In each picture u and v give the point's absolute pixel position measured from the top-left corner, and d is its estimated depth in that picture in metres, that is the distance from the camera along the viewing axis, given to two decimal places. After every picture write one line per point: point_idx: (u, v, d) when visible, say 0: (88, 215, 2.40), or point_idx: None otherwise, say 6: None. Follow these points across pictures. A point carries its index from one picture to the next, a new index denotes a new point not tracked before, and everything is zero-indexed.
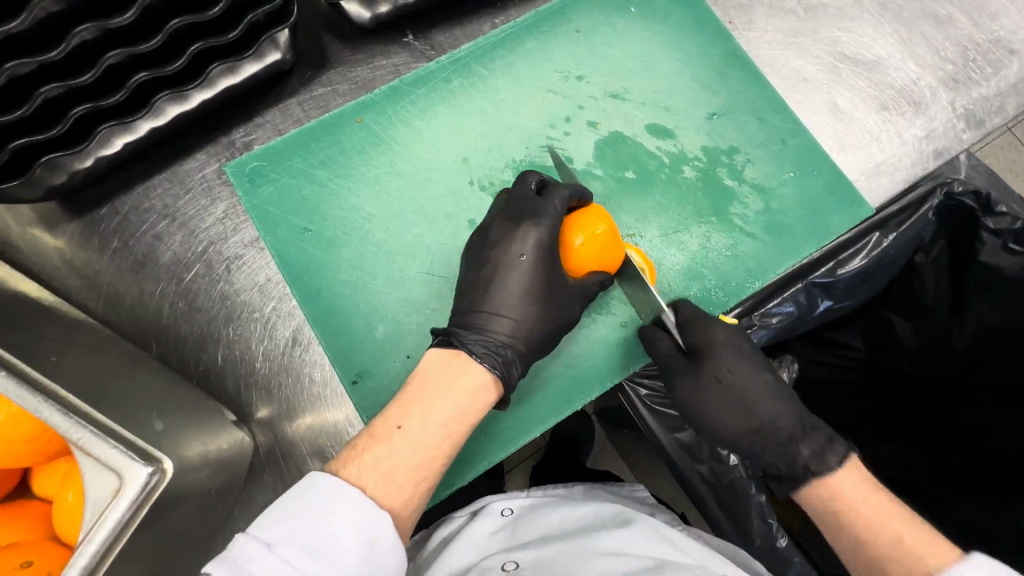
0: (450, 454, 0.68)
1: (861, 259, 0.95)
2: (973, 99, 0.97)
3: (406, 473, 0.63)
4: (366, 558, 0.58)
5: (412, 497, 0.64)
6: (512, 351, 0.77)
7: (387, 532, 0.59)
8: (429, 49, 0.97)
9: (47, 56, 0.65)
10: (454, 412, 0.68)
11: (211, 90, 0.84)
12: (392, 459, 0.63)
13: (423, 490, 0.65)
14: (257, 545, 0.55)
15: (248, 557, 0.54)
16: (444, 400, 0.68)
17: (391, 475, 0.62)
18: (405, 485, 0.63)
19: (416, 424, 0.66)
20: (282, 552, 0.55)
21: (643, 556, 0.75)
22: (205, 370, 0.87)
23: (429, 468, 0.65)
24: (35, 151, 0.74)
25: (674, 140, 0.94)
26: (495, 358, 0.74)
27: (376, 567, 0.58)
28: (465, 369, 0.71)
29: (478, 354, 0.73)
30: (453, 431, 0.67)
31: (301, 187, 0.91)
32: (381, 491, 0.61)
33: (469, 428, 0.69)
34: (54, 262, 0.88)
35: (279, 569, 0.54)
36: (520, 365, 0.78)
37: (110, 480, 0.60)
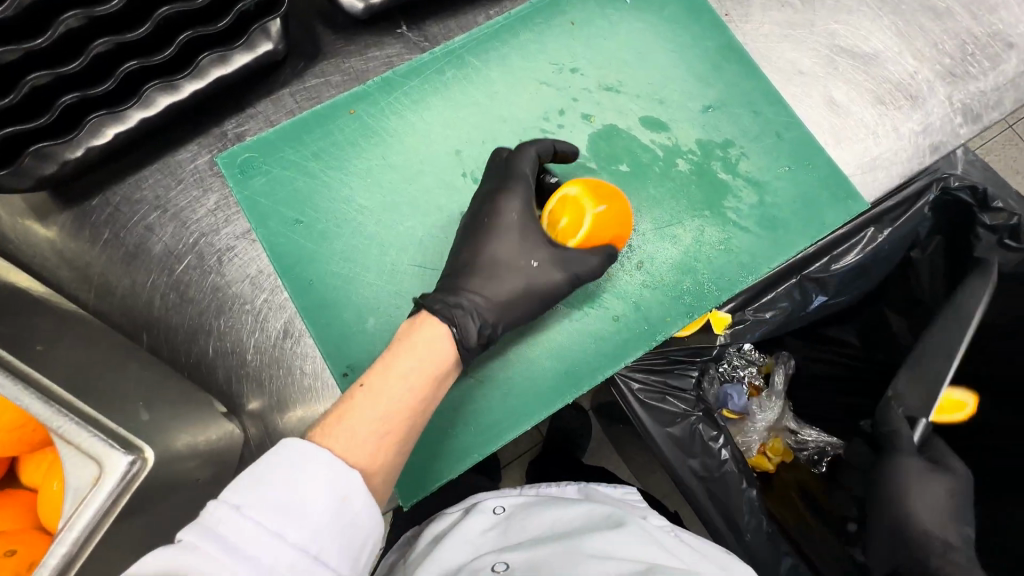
0: (416, 412, 0.68)
1: (856, 254, 0.96)
2: (971, 93, 0.96)
3: (370, 429, 0.64)
4: (339, 515, 0.58)
5: (380, 454, 0.64)
6: (470, 305, 0.77)
7: (357, 485, 0.59)
8: (423, 40, 0.96)
9: (34, 44, 0.65)
10: (414, 369, 0.69)
11: (202, 81, 0.82)
12: (353, 416, 0.64)
13: (391, 446, 0.65)
14: (226, 509, 0.55)
15: (217, 520, 0.54)
16: (405, 360, 0.70)
17: (353, 431, 0.63)
18: (369, 442, 0.63)
19: (380, 384, 0.67)
20: (253, 513, 0.55)
21: (630, 559, 0.75)
22: (196, 362, 0.87)
23: (394, 423, 0.66)
24: (23, 141, 0.73)
25: (668, 133, 0.93)
26: (450, 310, 0.75)
27: (349, 526, 0.58)
28: (423, 331, 0.73)
29: (437, 307, 0.75)
30: (416, 388, 0.69)
31: (294, 178, 0.91)
32: (346, 448, 0.62)
33: (432, 387, 0.71)
34: (45, 252, 0.87)
35: (250, 530, 0.54)
36: (478, 320, 0.77)
37: (88, 470, 0.58)
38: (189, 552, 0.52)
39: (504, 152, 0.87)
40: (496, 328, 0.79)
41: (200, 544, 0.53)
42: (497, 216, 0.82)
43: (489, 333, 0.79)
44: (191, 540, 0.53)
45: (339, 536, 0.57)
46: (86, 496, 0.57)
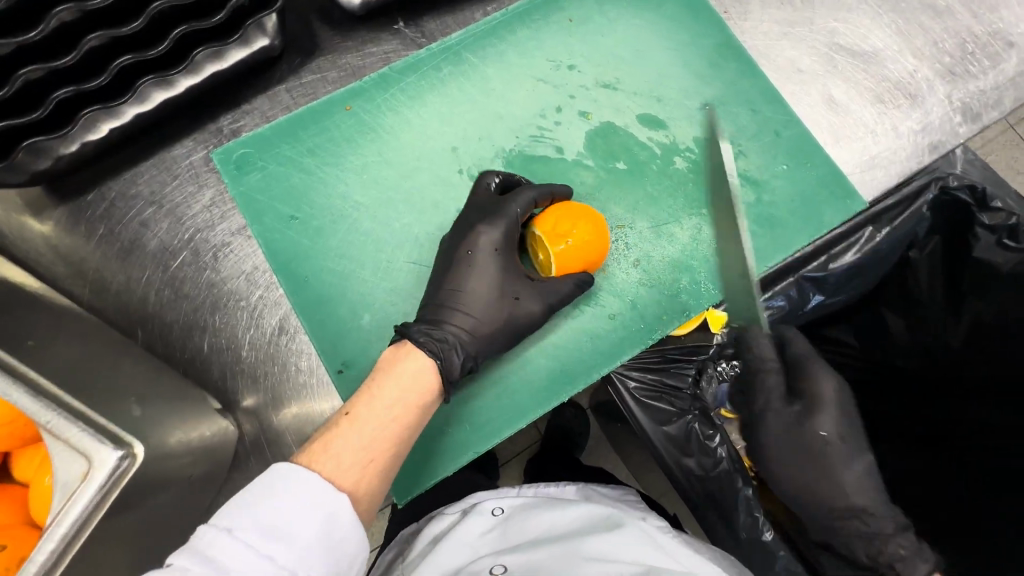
0: (402, 436, 0.69)
1: (854, 254, 0.95)
2: (971, 92, 0.96)
3: (354, 455, 0.65)
4: (327, 535, 0.59)
5: (366, 478, 0.65)
6: (454, 338, 0.77)
7: (344, 507, 0.61)
8: (420, 36, 0.95)
9: (26, 38, 0.65)
10: (398, 396, 0.70)
11: (198, 76, 0.82)
12: (338, 443, 0.66)
13: (375, 471, 0.66)
14: (217, 532, 0.56)
15: (208, 543, 0.55)
16: (390, 387, 0.70)
17: (337, 458, 0.65)
18: (353, 467, 0.65)
19: (364, 412, 0.68)
20: (245, 536, 0.56)
21: (631, 563, 0.76)
22: (191, 358, 0.87)
23: (377, 449, 0.67)
24: (16, 135, 0.73)
25: (666, 131, 0.93)
26: (437, 345, 0.75)
27: (336, 545, 0.60)
28: (407, 358, 0.73)
29: (421, 340, 0.75)
30: (401, 413, 0.69)
31: (290, 174, 0.90)
32: (330, 473, 0.63)
33: (419, 411, 0.71)
34: (40, 247, 0.87)
35: (242, 553, 0.55)
36: (462, 353, 0.77)
37: (77, 465, 0.58)
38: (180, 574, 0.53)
39: (490, 180, 0.85)
40: (479, 359, 0.80)
41: (191, 566, 0.54)
42: (492, 212, 0.82)
43: (473, 364, 0.79)
44: (181, 564, 0.54)
45: (328, 555, 0.59)
46: (75, 491, 0.57)
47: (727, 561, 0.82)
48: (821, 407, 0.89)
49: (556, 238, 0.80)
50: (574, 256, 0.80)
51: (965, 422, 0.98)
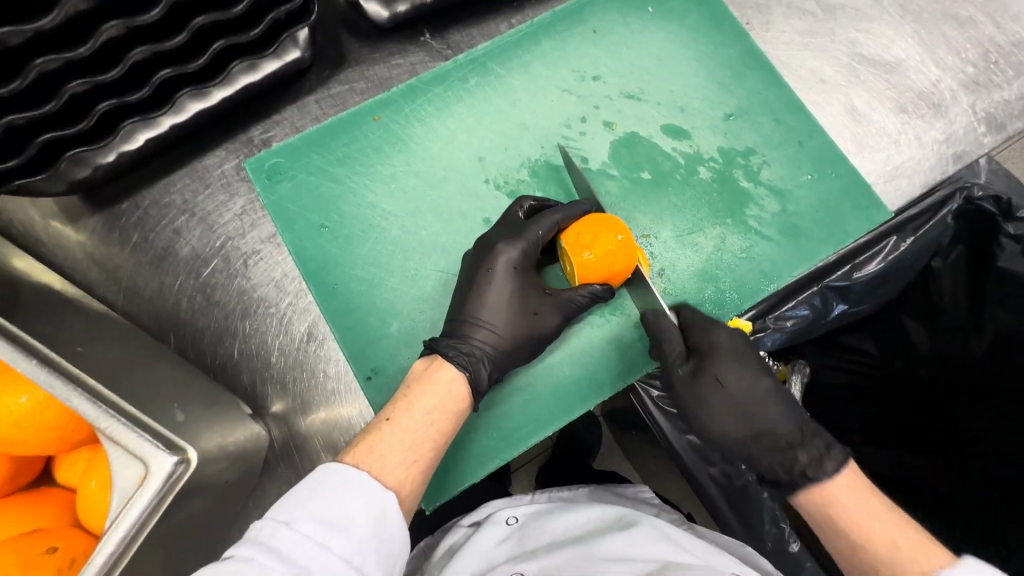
0: (441, 440, 0.70)
1: (878, 263, 0.95)
2: (994, 102, 0.96)
3: (399, 456, 0.66)
4: (377, 530, 0.60)
5: (409, 479, 0.66)
6: (480, 352, 0.78)
7: (393, 502, 0.62)
8: (446, 48, 0.97)
9: (75, 53, 0.66)
10: (437, 402, 0.72)
11: (231, 88, 0.85)
12: (381, 445, 0.67)
13: (418, 473, 0.67)
14: (274, 524, 0.57)
15: (268, 535, 0.57)
16: (427, 393, 0.72)
17: (382, 459, 0.66)
18: (398, 468, 0.66)
19: (404, 416, 0.69)
20: (303, 527, 0.57)
21: (647, 559, 0.76)
22: (222, 364, 0.88)
23: (420, 451, 0.68)
24: (60, 146, 0.75)
25: (690, 141, 0.94)
26: (465, 358, 0.76)
27: (386, 540, 0.61)
28: (442, 367, 0.75)
29: (451, 355, 0.76)
30: (439, 418, 0.71)
31: (319, 184, 0.91)
32: (377, 473, 0.64)
33: (455, 416, 0.73)
34: (76, 254, 0.89)
35: (301, 543, 0.56)
36: (489, 366, 0.79)
37: (134, 468, 0.61)
38: (245, 563, 0.54)
39: (522, 201, 0.86)
40: (505, 371, 0.82)
41: (255, 556, 0.55)
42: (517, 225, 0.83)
43: (501, 375, 0.81)
44: (243, 553, 0.55)
45: (379, 547, 0.60)
46: (132, 497, 0.59)
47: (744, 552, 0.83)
48: (713, 355, 0.79)
49: (581, 254, 0.81)
50: (599, 274, 0.81)
51: (975, 430, 0.97)
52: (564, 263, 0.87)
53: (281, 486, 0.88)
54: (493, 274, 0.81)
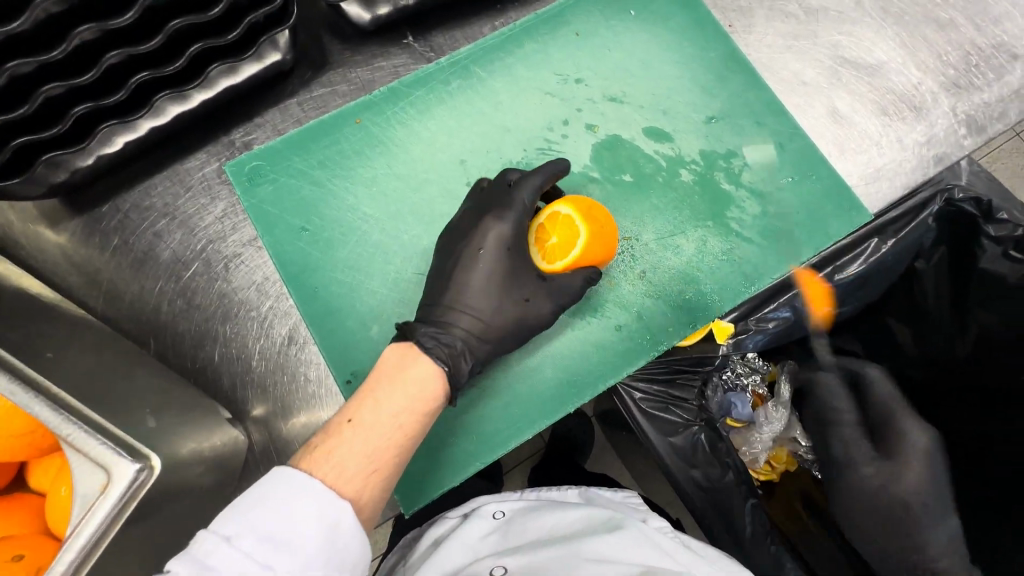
0: (407, 442, 0.69)
1: (860, 264, 0.96)
2: (975, 104, 0.96)
3: (357, 464, 0.65)
4: (328, 541, 0.60)
5: (368, 485, 0.65)
6: (462, 343, 0.78)
7: (346, 514, 0.61)
8: (429, 51, 0.97)
9: (48, 56, 0.66)
10: (403, 405, 0.69)
11: (211, 90, 0.85)
12: (340, 451, 0.65)
13: (379, 480, 0.66)
14: (216, 540, 0.57)
15: (206, 552, 0.56)
16: (394, 393, 0.69)
17: (339, 466, 0.64)
18: (356, 477, 0.64)
19: (367, 419, 0.67)
20: (244, 544, 0.57)
21: (628, 564, 0.76)
22: (202, 368, 0.88)
23: (381, 458, 0.66)
24: (35, 150, 0.75)
25: (672, 143, 0.94)
26: (446, 351, 0.75)
27: (338, 551, 0.60)
28: (414, 364, 0.72)
29: (429, 347, 0.74)
30: (405, 421, 0.69)
31: (300, 186, 0.92)
32: (332, 482, 0.63)
33: (424, 417, 0.70)
34: (55, 258, 0.89)
35: (240, 561, 0.56)
36: (470, 359, 0.78)
37: (97, 476, 0.59)
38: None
39: (512, 174, 0.86)
40: (488, 359, 0.82)
41: (190, 574, 0.55)
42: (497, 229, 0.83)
43: (482, 366, 0.81)
44: (180, 570, 0.55)
45: (331, 559, 0.60)
46: (93, 502, 0.58)
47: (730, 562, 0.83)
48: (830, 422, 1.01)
49: (580, 224, 0.80)
50: (594, 248, 0.80)
51: (959, 431, 1.00)
52: (545, 241, 0.84)
53: None
54: (483, 254, 0.81)
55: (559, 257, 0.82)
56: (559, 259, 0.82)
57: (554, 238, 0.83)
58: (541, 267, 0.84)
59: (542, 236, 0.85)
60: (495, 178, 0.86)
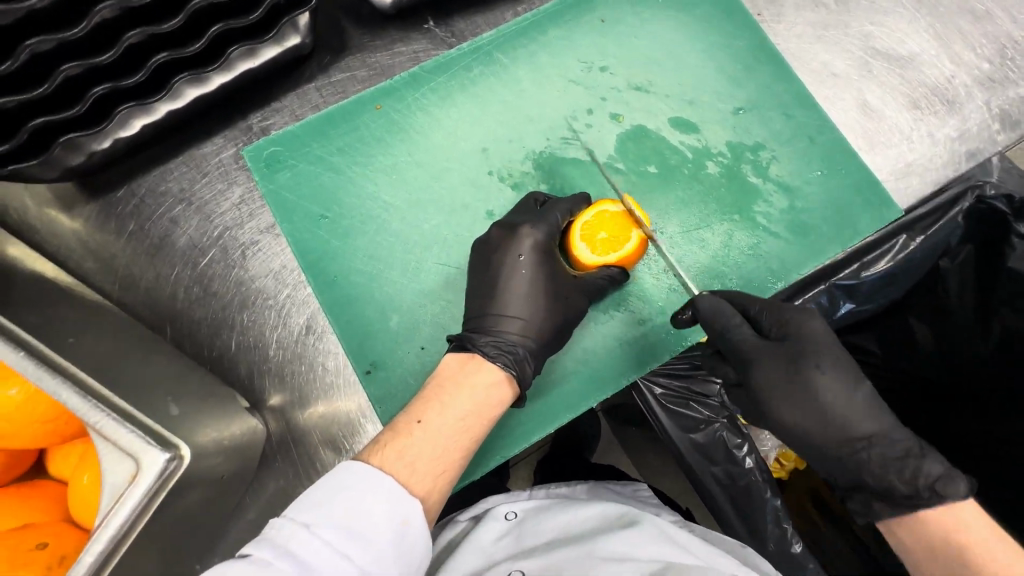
0: (470, 448, 0.68)
1: (887, 262, 0.90)
2: (1010, 99, 0.93)
3: (428, 464, 0.64)
4: (399, 540, 0.58)
5: (434, 488, 0.64)
6: (524, 350, 0.77)
7: (418, 513, 0.60)
8: (450, 36, 0.95)
9: (69, 34, 0.64)
10: (470, 408, 0.69)
11: (229, 73, 0.83)
12: (411, 451, 0.64)
13: (445, 483, 0.65)
14: (295, 526, 0.56)
15: (286, 538, 0.55)
16: (462, 397, 0.69)
17: (411, 465, 0.63)
18: (427, 476, 0.63)
19: (436, 420, 0.67)
20: (322, 532, 0.55)
21: (648, 560, 0.75)
22: (218, 356, 0.87)
23: (448, 460, 0.66)
24: (53, 132, 0.73)
25: (698, 135, 0.92)
26: (510, 358, 0.75)
27: (406, 551, 0.59)
28: (478, 371, 0.73)
29: (491, 353, 0.74)
30: (471, 425, 0.68)
31: (319, 173, 0.90)
32: (404, 479, 0.62)
33: (486, 424, 0.70)
34: (70, 243, 0.88)
35: (319, 549, 0.54)
36: (533, 362, 0.78)
37: (125, 466, 0.59)
38: (263, 568, 0.52)
39: (538, 194, 0.86)
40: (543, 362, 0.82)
41: (273, 560, 0.53)
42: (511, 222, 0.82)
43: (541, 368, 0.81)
44: (261, 555, 0.53)
45: (398, 558, 0.58)
46: (122, 495, 0.57)
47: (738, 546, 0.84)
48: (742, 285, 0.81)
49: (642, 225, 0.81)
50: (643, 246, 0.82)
51: (975, 432, 0.99)
52: (595, 236, 0.84)
53: (278, 480, 0.86)
54: (519, 263, 0.80)
55: (607, 255, 0.82)
56: (608, 257, 0.82)
57: (602, 233, 0.83)
58: (587, 265, 0.84)
59: (588, 232, 0.84)
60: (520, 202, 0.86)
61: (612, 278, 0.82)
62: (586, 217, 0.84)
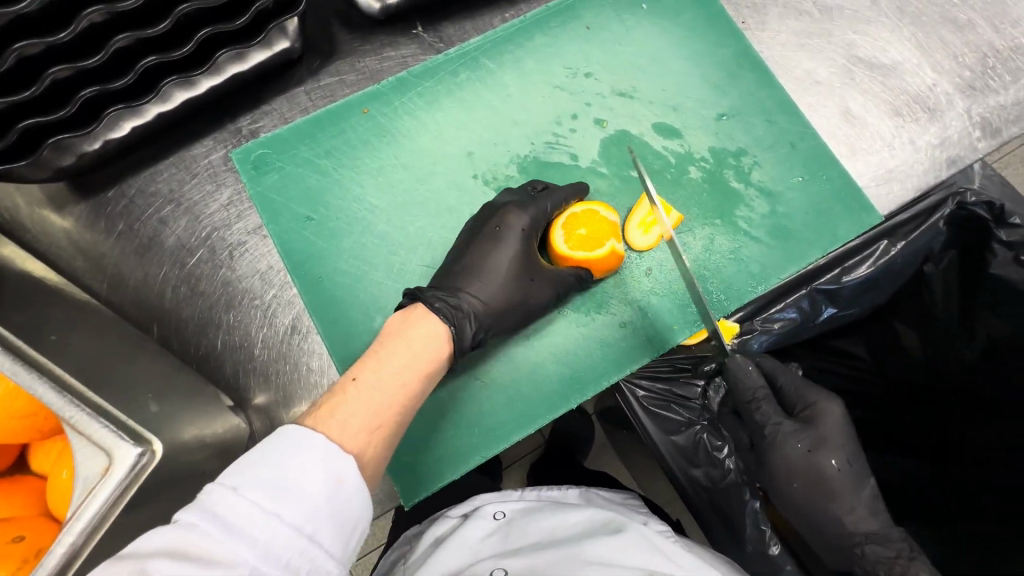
0: (409, 404, 0.69)
1: (868, 266, 0.93)
2: (990, 107, 0.95)
3: (362, 421, 0.64)
4: (331, 496, 0.57)
5: (371, 445, 0.64)
6: (469, 308, 0.78)
7: (352, 469, 0.59)
8: (438, 41, 0.96)
9: (56, 38, 0.66)
10: (406, 364, 0.70)
11: (219, 77, 0.84)
12: (345, 408, 0.64)
13: (382, 439, 0.65)
14: (223, 490, 0.54)
15: (215, 501, 0.54)
16: (399, 354, 0.70)
17: (344, 422, 0.63)
18: (361, 432, 0.63)
19: (371, 377, 0.67)
20: (250, 493, 0.54)
21: (633, 567, 0.76)
22: (205, 355, 0.87)
23: (385, 416, 0.66)
24: (42, 133, 0.74)
25: (681, 140, 0.93)
26: (452, 313, 0.76)
27: (340, 508, 0.58)
28: (417, 329, 0.74)
29: (437, 306, 0.75)
30: (409, 380, 0.69)
31: (307, 176, 0.91)
32: (336, 437, 0.62)
33: (425, 379, 0.71)
34: (61, 242, 0.89)
35: (246, 509, 0.53)
36: (476, 324, 0.78)
37: (99, 459, 0.60)
38: (188, 530, 0.53)
39: (535, 182, 0.87)
40: (490, 333, 0.81)
41: (199, 524, 0.53)
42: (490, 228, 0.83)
43: (489, 334, 0.81)
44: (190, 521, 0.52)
45: (332, 516, 0.57)
46: (94, 487, 0.58)
47: (723, 562, 0.83)
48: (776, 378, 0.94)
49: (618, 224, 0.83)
50: (613, 256, 0.84)
51: (953, 439, 1.01)
52: (574, 230, 0.86)
53: None
54: (502, 234, 0.82)
55: (573, 254, 0.85)
56: (569, 255, 0.85)
57: (581, 229, 0.86)
58: (556, 257, 0.87)
59: (571, 223, 0.87)
60: (498, 200, 0.86)
61: (581, 278, 0.84)
62: (575, 211, 0.86)
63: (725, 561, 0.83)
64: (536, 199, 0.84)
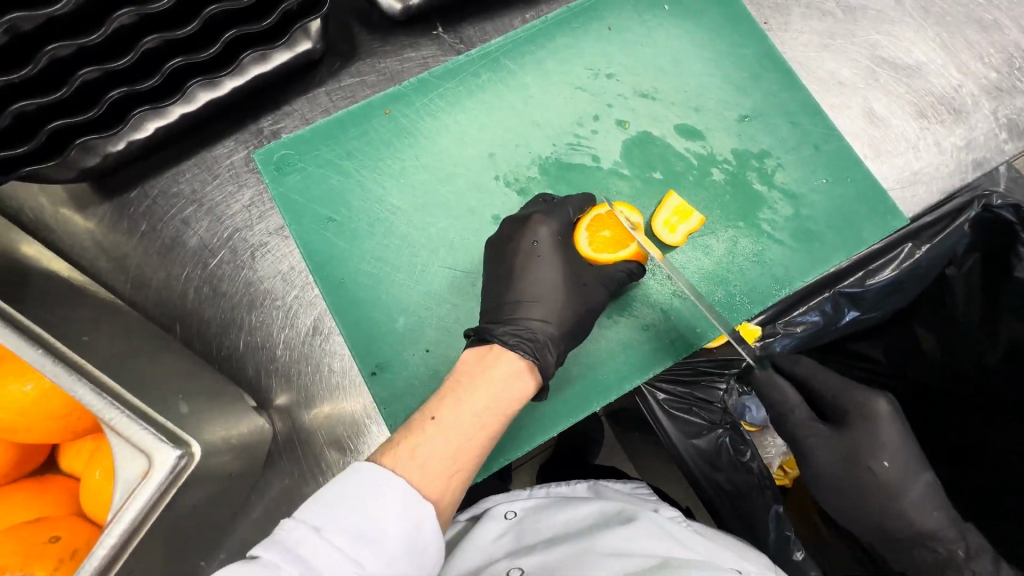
0: (485, 446, 0.67)
1: (893, 269, 0.89)
2: (1017, 109, 0.93)
3: (441, 464, 0.63)
4: (411, 543, 0.57)
5: (448, 488, 0.63)
6: (544, 336, 0.78)
7: (431, 517, 0.59)
8: (458, 42, 0.96)
9: (88, 40, 0.66)
10: (486, 405, 0.68)
11: (242, 77, 0.85)
12: (425, 450, 0.63)
13: (458, 483, 0.64)
14: (306, 531, 0.54)
15: (297, 541, 0.54)
16: (478, 394, 0.68)
17: (424, 466, 0.62)
18: (440, 477, 0.62)
19: (451, 418, 0.66)
20: (333, 538, 0.54)
21: (646, 555, 0.74)
22: (227, 356, 0.88)
23: (464, 458, 0.65)
24: (71, 134, 0.75)
25: (703, 141, 0.92)
26: (531, 346, 0.76)
27: (418, 554, 0.57)
28: (496, 365, 0.72)
29: (510, 343, 0.74)
30: (487, 422, 0.67)
31: (328, 176, 0.91)
32: (417, 481, 0.61)
33: (503, 421, 0.69)
34: (84, 242, 0.89)
35: (330, 556, 0.53)
36: (556, 350, 0.78)
37: (138, 462, 0.60)
38: (272, 571, 0.51)
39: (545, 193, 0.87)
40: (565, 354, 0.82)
41: (282, 564, 0.52)
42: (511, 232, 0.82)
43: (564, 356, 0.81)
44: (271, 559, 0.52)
45: (412, 562, 0.57)
46: (134, 489, 0.58)
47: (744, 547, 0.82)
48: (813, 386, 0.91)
49: (630, 224, 0.83)
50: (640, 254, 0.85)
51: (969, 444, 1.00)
52: (599, 232, 0.87)
53: (283, 480, 0.88)
54: (538, 249, 0.81)
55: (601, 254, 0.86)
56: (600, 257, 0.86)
57: (607, 230, 0.87)
58: (588, 255, 0.86)
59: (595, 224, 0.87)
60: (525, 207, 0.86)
61: (632, 272, 0.84)
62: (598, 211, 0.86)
63: (742, 542, 0.83)
64: (557, 206, 0.83)
